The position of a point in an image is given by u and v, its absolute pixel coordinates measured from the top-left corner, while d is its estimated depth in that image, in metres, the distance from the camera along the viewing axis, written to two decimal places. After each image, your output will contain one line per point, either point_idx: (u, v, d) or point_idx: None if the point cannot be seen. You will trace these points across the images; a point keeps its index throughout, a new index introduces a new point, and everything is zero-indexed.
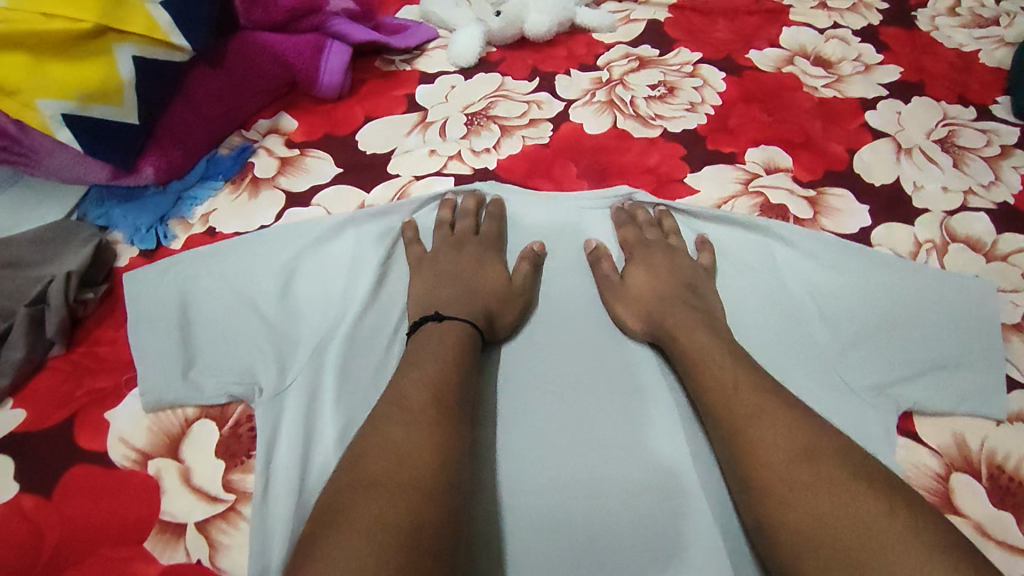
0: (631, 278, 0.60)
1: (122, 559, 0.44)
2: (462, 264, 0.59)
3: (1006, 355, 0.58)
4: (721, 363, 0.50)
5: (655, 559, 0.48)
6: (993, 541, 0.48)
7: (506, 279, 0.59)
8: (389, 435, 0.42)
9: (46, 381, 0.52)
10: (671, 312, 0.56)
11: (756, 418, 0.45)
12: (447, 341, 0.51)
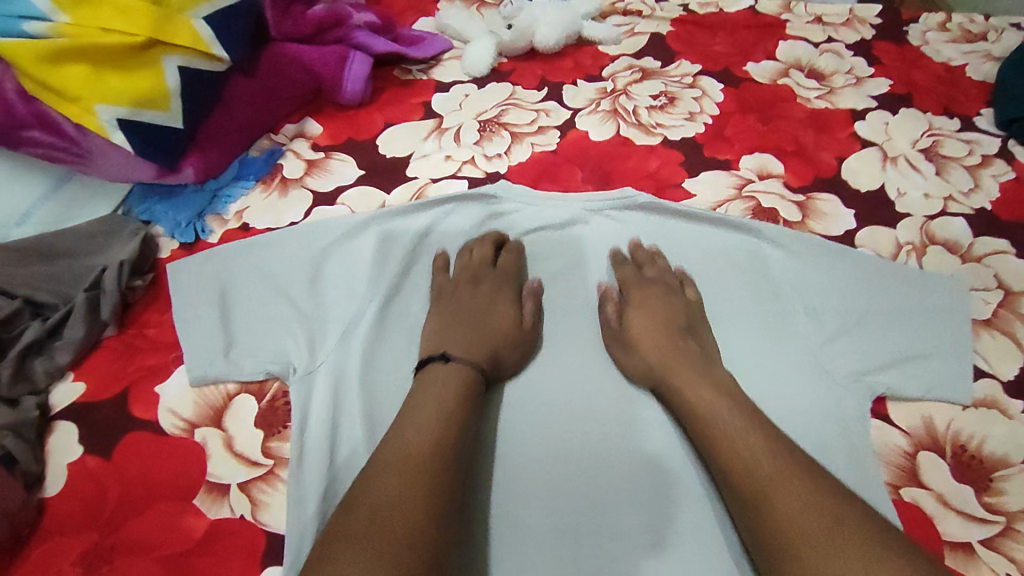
0: (630, 322, 0.63)
1: (175, 513, 0.49)
2: (476, 306, 0.63)
3: (974, 347, 0.63)
4: (728, 417, 0.52)
5: (648, 542, 0.53)
6: (953, 510, 0.53)
7: (517, 319, 0.63)
8: (388, 488, 0.45)
9: (102, 358, 0.57)
10: (673, 360, 0.58)
11: (764, 475, 0.47)
12: (444, 387, 0.54)
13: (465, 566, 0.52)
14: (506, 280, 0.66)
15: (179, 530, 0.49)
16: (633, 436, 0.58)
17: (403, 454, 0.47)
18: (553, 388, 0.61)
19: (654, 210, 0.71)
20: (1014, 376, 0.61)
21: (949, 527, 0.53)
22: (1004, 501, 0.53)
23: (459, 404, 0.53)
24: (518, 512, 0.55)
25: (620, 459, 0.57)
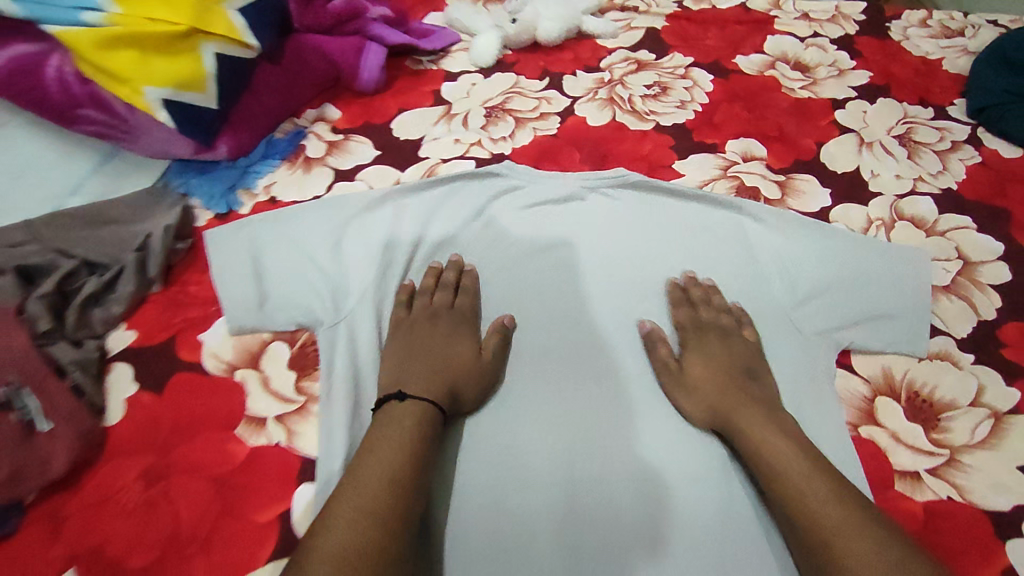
0: (688, 366, 0.65)
1: (221, 440, 0.57)
2: (441, 340, 0.64)
3: (932, 309, 0.70)
4: (795, 466, 0.54)
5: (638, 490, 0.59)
6: (904, 445, 0.60)
7: (477, 353, 0.64)
8: (334, 530, 0.46)
9: (150, 311, 0.65)
10: (735, 403, 0.60)
11: (830, 525, 0.49)
12: (402, 425, 0.54)
13: (470, 490, 0.59)
14: (466, 317, 0.67)
15: (224, 454, 0.56)
16: (625, 391, 0.65)
17: (359, 495, 0.48)
18: (551, 341, 0.67)
19: (645, 189, 0.77)
20: (967, 334, 0.68)
21: (900, 457, 0.59)
22: (949, 437, 0.60)
23: (418, 441, 0.54)
24: (519, 446, 0.61)
25: (611, 403, 0.64)
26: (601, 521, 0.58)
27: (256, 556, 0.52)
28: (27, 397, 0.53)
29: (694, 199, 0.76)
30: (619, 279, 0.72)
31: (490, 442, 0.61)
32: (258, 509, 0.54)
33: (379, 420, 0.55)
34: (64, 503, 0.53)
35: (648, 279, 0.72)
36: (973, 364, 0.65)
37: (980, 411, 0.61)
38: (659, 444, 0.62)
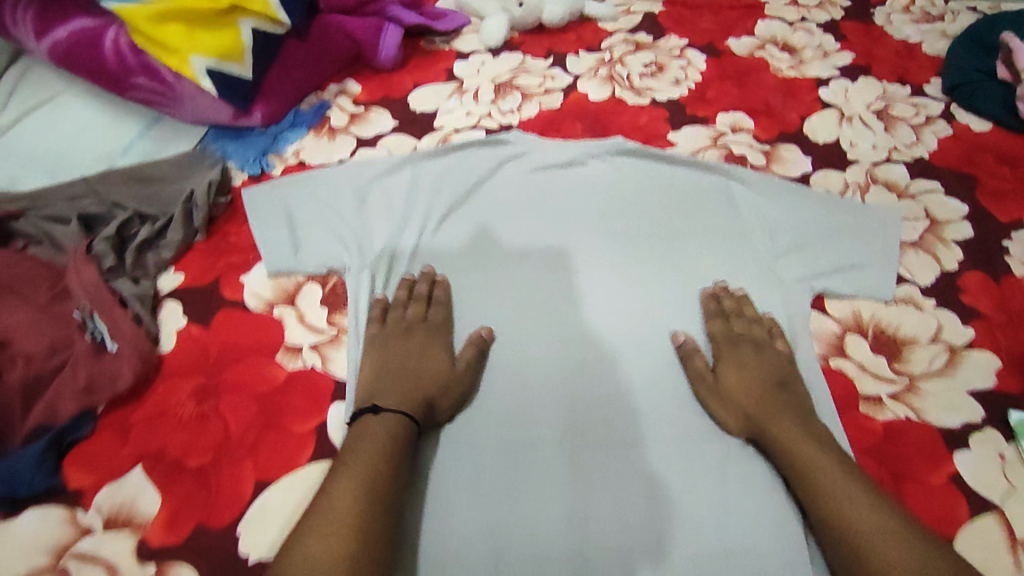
0: (723, 376, 0.66)
1: (263, 365, 0.65)
2: (417, 353, 0.65)
3: (900, 262, 0.77)
4: (829, 472, 0.55)
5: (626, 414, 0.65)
6: (868, 374, 0.67)
7: (451, 367, 0.65)
8: (310, 547, 0.47)
9: (196, 257, 0.72)
10: (769, 412, 0.62)
11: (863, 529, 0.51)
12: (375, 440, 0.55)
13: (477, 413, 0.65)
14: (440, 331, 0.68)
15: (267, 376, 0.64)
16: (620, 329, 0.71)
17: (336, 507, 0.50)
18: (552, 286, 0.73)
19: (640, 156, 0.84)
20: (931, 283, 0.75)
21: (864, 384, 0.66)
22: (908, 367, 0.67)
23: (392, 454, 0.55)
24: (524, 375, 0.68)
25: (606, 342, 0.70)
26: (601, 437, 0.64)
27: (298, 458, 0.59)
28: (96, 320, 0.62)
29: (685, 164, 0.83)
30: (618, 234, 0.78)
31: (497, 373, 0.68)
32: (298, 421, 0.61)
33: (357, 432, 0.56)
34: (130, 414, 0.60)
35: (645, 233, 0.78)
36: (934, 307, 0.72)
37: (937, 346, 0.69)
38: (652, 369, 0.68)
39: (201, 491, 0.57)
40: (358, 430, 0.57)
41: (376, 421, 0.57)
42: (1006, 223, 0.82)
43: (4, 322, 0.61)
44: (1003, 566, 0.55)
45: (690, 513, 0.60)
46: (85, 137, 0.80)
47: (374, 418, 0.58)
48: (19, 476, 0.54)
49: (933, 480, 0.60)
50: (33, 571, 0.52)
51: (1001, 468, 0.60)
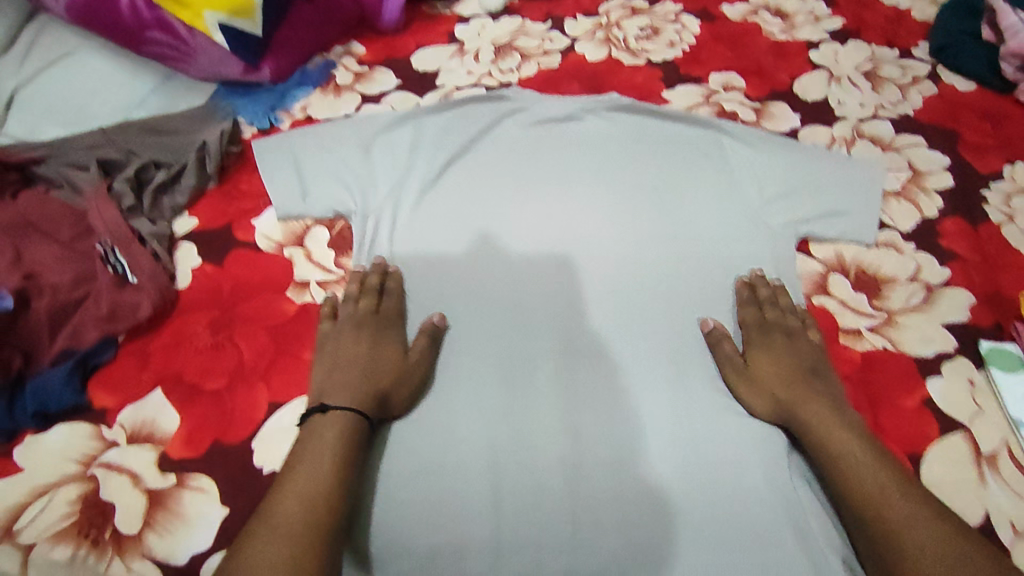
0: (754, 362, 0.64)
1: (274, 300, 0.68)
2: (369, 347, 0.62)
3: (883, 210, 0.80)
4: (868, 465, 0.54)
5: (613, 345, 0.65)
6: (849, 310, 0.71)
7: (402, 359, 0.61)
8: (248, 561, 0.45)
9: (209, 202, 0.76)
10: (802, 397, 0.60)
11: (902, 525, 0.50)
12: (319, 447, 0.53)
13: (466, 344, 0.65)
14: (393, 321, 0.65)
15: (277, 310, 0.68)
16: (610, 272, 0.71)
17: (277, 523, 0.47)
18: (546, 228, 0.74)
19: (635, 111, 0.84)
20: (912, 228, 0.78)
21: (846, 319, 0.70)
22: (887, 303, 0.71)
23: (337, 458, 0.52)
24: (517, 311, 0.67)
25: (600, 286, 0.69)
26: (600, 363, 0.64)
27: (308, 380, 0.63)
28: (117, 254, 0.65)
29: (679, 120, 0.83)
30: (615, 179, 0.78)
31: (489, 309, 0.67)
32: (308, 349, 0.65)
33: (305, 438, 0.54)
34: (149, 342, 0.64)
35: (641, 180, 0.78)
36: (913, 250, 0.76)
37: (915, 285, 0.72)
38: (651, 302, 0.69)
39: (217, 410, 0.60)
40: (305, 432, 0.54)
41: (321, 424, 0.54)
42: (985, 174, 0.86)
43: (30, 257, 0.65)
44: (970, 477, 0.59)
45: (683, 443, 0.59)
46: (101, 92, 0.84)
47: (321, 417, 0.55)
48: (50, 393, 0.58)
49: (907, 403, 0.64)
50: (63, 478, 0.55)
51: (970, 392, 0.64)
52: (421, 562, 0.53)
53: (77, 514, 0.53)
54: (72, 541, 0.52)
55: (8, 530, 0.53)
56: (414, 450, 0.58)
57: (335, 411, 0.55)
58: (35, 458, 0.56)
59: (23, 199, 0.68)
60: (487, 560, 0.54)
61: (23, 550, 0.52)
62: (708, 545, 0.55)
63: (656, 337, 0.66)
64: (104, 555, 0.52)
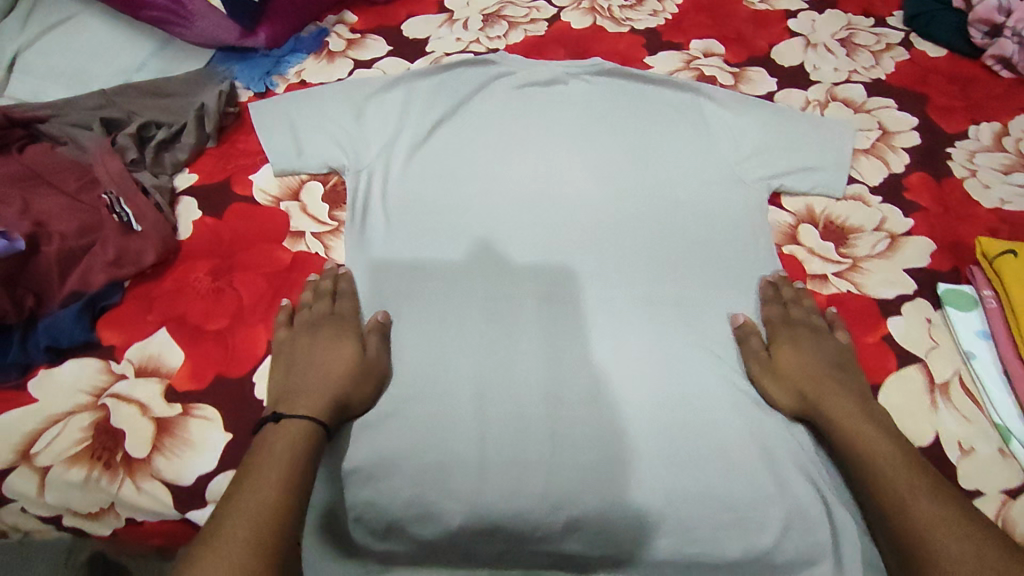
0: (779, 355, 0.64)
1: (271, 249, 0.72)
2: (326, 342, 0.62)
3: (852, 166, 0.83)
4: (892, 459, 0.54)
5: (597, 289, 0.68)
6: (816, 257, 0.75)
7: (358, 352, 0.61)
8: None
9: (207, 160, 0.79)
10: (829, 390, 0.60)
11: (930, 519, 0.50)
12: (277, 455, 0.51)
13: (458, 289, 0.67)
14: (349, 320, 0.64)
15: (274, 258, 0.71)
16: (592, 223, 0.74)
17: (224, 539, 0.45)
18: (530, 183, 0.77)
19: (617, 75, 0.87)
20: (879, 183, 0.82)
21: (812, 265, 0.74)
22: (853, 251, 0.75)
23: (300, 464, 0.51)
24: (507, 258, 0.70)
25: (584, 235, 0.72)
26: (582, 304, 0.67)
27: None
28: (123, 205, 0.69)
29: (659, 84, 0.86)
30: (597, 140, 0.81)
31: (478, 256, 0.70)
32: None
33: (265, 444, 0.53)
34: (153, 287, 0.67)
35: (622, 139, 0.82)
36: (879, 203, 0.80)
37: (880, 234, 0.76)
38: (630, 251, 0.71)
39: (219, 347, 0.64)
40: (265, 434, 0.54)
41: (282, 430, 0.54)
42: (951, 134, 0.89)
43: (38, 205, 0.68)
44: (922, 403, 0.63)
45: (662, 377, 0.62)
46: (102, 57, 0.87)
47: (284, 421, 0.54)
48: (61, 329, 0.61)
49: (868, 339, 0.68)
50: (76, 407, 0.59)
51: (927, 329, 0.68)
52: (411, 477, 0.56)
53: (89, 439, 0.57)
54: (85, 464, 0.56)
55: (25, 453, 0.56)
56: (404, 382, 0.61)
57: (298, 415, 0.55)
58: (48, 389, 0.59)
59: (30, 153, 0.72)
60: (473, 475, 0.56)
61: (39, 472, 0.56)
62: (683, 461, 0.57)
63: (638, 280, 0.69)
64: (116, 478, 0.56)
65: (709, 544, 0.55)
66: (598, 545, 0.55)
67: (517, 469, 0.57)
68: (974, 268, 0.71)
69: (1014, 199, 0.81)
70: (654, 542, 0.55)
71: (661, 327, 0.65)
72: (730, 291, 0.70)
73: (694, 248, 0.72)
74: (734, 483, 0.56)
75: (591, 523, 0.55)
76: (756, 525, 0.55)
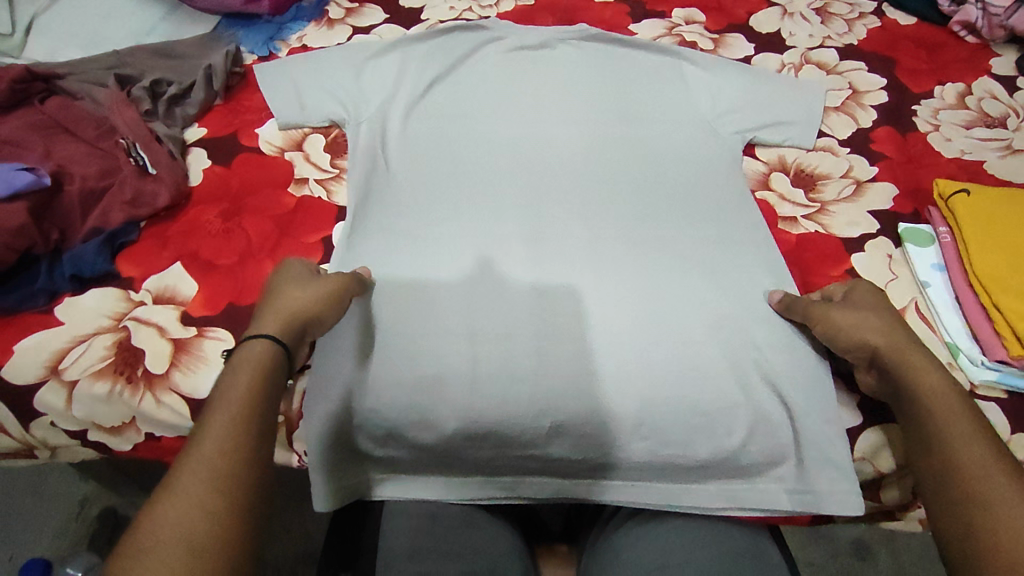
0: (857, 296, 0.63)
1: (278, 194, 0.77)
2: (281, 275, 0.61)
3: (823, 121, 0.89)
4: (942, 390, 0.54)
5: (585, 233, 0.74)
6: (787, 202, 0.80)
7: (312, 276, 0.61)
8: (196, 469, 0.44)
9: (216, 115, 0.84)
10: (906, 338, 0.59)
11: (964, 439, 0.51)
12: (231, 400, 0.47)
13: (452, 232, 0.72)
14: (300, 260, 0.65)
15: (280, 202, 0.76)
16: (577, 174, 0.79)
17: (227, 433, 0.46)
18: (519, 137, 0.82)
19: (602, 41, 0.92)
20: (847, 137, 0.87)
21: (784, 209, 0.79)
22: (821, 196, 0.80)
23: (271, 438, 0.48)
24: (499, 204, 0.75)
25: (569, 186, 0.78)
26: (567, 245, 0.72)
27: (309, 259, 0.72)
28: (139, 150, 0.74)
29: (641, 48, 0.91)
30: (583, 99, 0.86)
31: (469, 203, 0.75)
32: (308, 234, 0.74)
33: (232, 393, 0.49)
34: (168, 227, 0.72)
35: (607, 98, 0.86)
36: (847, 153, 0.85)
37: (846, 181, 0.82)
38: (613, 198, 0.77)
39: (231, 279, 0.68)
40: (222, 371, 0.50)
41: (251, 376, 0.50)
42: (917, 93, 0.95)
43: (59, 150, 0.72)
44: None
45: (638, 306, 0.68)
46: (115, 24, 0.93)
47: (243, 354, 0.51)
48: (85, 260, 0.66)
49: (833, 272, 0.73)
50: (99, 329, 0.64)
51: (887, 263, 0.74)
52: (410, 388, 0.62)
53: (112, 356, 0.62)
54: (108, 378, 0.61)
55: (54, 369, 0.61)
56: (403, 309, 0.66)
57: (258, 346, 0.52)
58: (73, 313, 0.64)
59: (51, 104, 0.76)
60: (466, 387, 0.62)
61: (67, 386, 0.61)
62: (657, 375, 0.63)
63: (622, 223, 0.75)
64: (136, 391, 0.61)
65: (682, 446, 0.62)
66: (580, 448, 0.62)
67: (506, 380, 0.62)
68: (931, 208, 0.76)
69: (972, 151, 0.86)
70: (632, 445, 0.62)
71: (639, 264, 0.71)
72: (707, 228, 0.74)
73: (674, 193, 0.77)
74: (705, 392, 0.63)
75: (574, 427, 0.61)
76: (723, 429, 0.62)
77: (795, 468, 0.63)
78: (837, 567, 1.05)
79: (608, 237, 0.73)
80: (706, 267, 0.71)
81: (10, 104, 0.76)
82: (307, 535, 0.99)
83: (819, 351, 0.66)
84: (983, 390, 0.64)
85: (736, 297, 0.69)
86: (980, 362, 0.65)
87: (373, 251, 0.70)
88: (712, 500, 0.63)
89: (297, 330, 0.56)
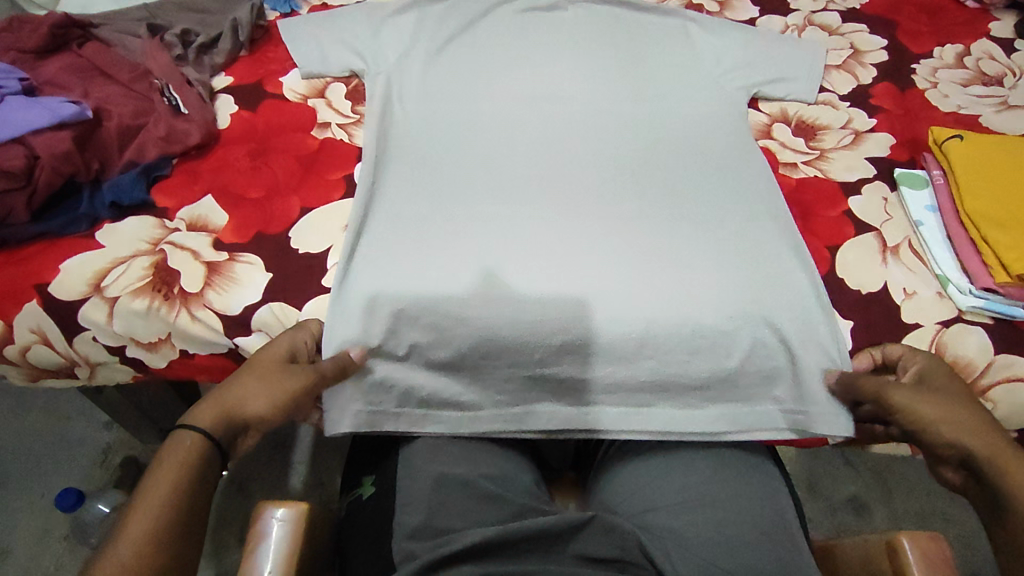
0: (934, 389, 0.59)
1: (301, 137, 0.80)
2: (264, 359, 0.60)
3: (825, 78, 0.92)
4: None
5: (594, 177, 0.77)
6: (787, 150, 0.83)
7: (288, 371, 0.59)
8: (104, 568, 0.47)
9: (242, 66, 0.88)
10: (994, 436, 0.56)
11: None
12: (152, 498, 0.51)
13: (463, 175, 0.76)
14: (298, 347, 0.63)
15: (303, 143, 0.80)
16: (585, 125, 0.82)
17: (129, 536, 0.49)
18: (529, 91, 0.85)
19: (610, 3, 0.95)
20: (848, 92, 0.91)
21: (785, 155, 0.83)
22: (821, 145, 0.84)
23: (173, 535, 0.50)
24: (511, 151, 0.79)
25: (575, 136, 0.81)
26: (575, 190, 0.76)
27: (332, 195, 0.75)
28: (171, 91, 0.78)
29: (647, 10, 0.94)
30: (592, 57, 0.89)
31: (481, 152, 0.78)
32: (330, 172, 0.77)
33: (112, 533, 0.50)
34: (198, 164, 0.76)
35: (615, 56, 0.89)
36: (847, 107, 0.88)
37: (845, 132, 0.85)
38: (621, 149, 0.80)
39: (260, 211, 0.73)
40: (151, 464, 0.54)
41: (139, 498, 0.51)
42: (917, 53, 0.97)
43: (96, 91, 0.76)
44: (876, 262, 0.72)
45: (637, 245, 0.71)
46: None
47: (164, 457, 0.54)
48: (122, 189, 0.71)
49: (831, 213, 0.77)
50: (137, 251, 0.68)
51: (882, 205, 0.77)
52: (436, 310, 0.65)
53: (150, 276, 0.67)
54: (147, 295, 0.66)
55: (96, 286, 0.66)
56: (424, 239, 0.70)
57: (163, 472, 0.53)
58: (112, 237, 0.69)
59: (88, 49, 0.80)
60: (481, 307, 0.65)
61: (109, 302, 0.66)
62: (658, 306, 0.67)
63: (630, 172, 0.78)
64: (173, 308, 0.66)
65: (681, 367, 0.66)
66: (589, 367, 0.66)
67: (519, 305, 0.66)
68: (926, 154, 0.80)
69: (969, 106, 0.90)
70: (636, 363, 0.66)
71: (643, 207, 0.74)
72: (709, 175, 0.77)
73: (678, 143, 0.80)
74: (705, 315, 0.66)
75: (584, 346, 0.66)
76: (723, 350, 0.66)
77: (794, 385, 0.66)
78: (837, 521, 1.08)
79: (612, 183, 0.77)
80: (706, 210, 0.74)
81: (50, 48, 0.80)
82: (323, 486, 1.06)
83: (817, 280, 0.69)
84: (971, 315, 0.69)
85: (738, 237, 0.72)
86: (968, 291, 0.69)
87: (392, 191, 0.74)
88: (713, 423, 0.66)
89: (232, 428, 0.57)
